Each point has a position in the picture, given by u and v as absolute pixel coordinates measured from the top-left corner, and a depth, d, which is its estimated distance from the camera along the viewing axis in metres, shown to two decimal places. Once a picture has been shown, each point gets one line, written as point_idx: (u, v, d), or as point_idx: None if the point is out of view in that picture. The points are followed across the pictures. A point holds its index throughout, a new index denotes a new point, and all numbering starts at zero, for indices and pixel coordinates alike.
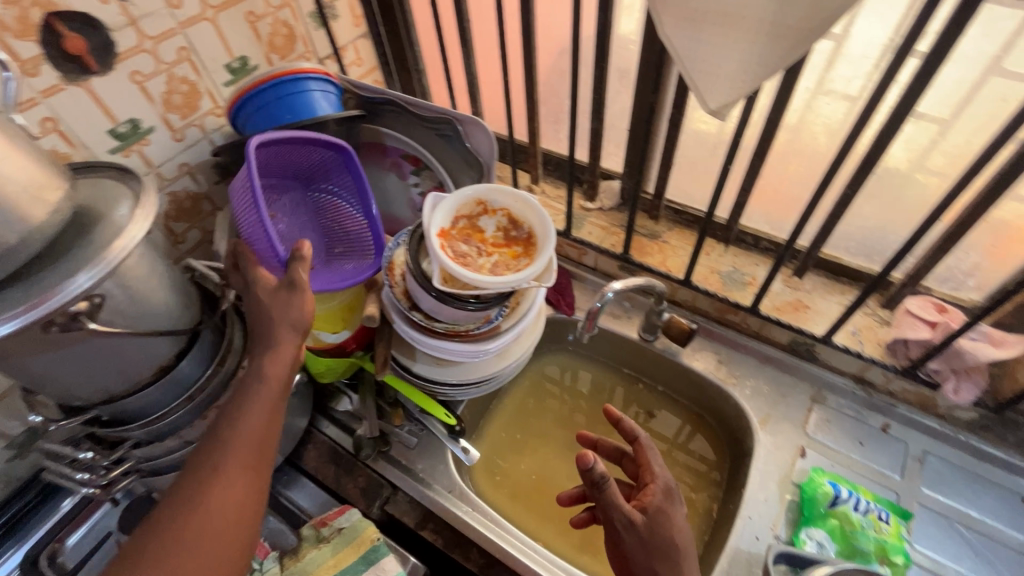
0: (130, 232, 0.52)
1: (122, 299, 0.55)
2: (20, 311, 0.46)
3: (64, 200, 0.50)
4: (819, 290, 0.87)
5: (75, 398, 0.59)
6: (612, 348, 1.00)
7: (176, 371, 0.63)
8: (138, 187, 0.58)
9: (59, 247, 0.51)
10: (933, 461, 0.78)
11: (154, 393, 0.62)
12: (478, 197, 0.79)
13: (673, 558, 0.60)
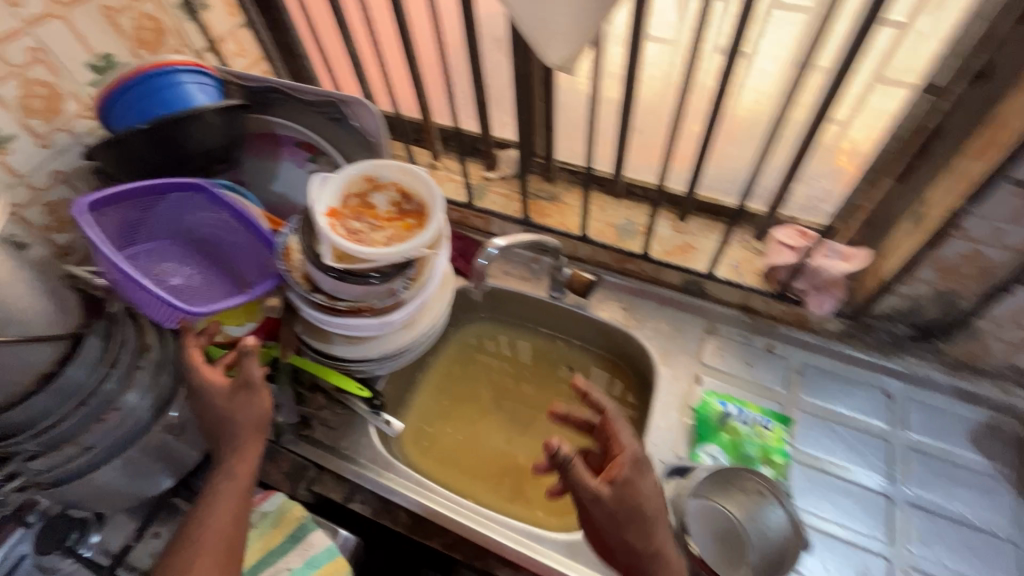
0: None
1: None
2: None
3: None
4: (704, 231, 0.93)
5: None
6: (529, 311, 1.04)
7: (60, 377, 0.62)
8: None
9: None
10: (810, 371, 0.87)
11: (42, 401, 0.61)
12: (366, 174, 0.80)
13: (642, 520, 0.61)
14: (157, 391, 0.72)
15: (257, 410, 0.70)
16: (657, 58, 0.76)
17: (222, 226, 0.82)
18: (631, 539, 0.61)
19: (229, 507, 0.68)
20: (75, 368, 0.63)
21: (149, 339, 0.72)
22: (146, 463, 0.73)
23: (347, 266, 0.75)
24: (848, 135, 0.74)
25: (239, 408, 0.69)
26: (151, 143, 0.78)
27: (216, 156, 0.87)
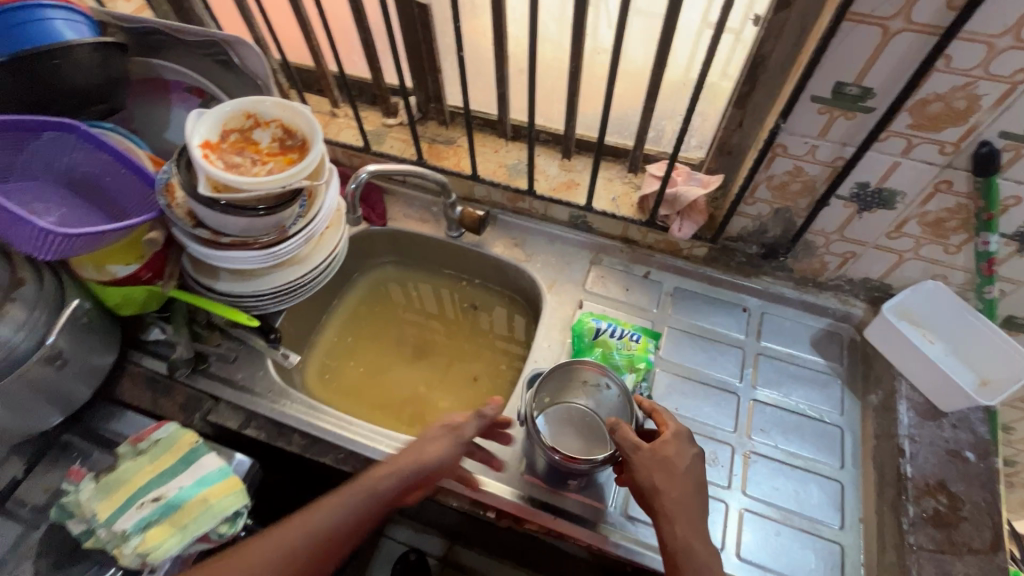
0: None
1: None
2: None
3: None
4: (587, 169, 1.00)
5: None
6: (431, 253, 1.09)
7: None
8: None
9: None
10: (681, 293, 0.96)
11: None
12: (246, 110, 0.81)
13: (672, 477, 0.65)
14: (33, 325, 0.72)
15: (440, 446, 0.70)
16: None
17: (91, 163, 0.82)
18: (663, 488, 0.64)
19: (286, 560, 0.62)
20: None
21: (22, 274, 0.73)
22: (28, 396, 0.74)
23: (227, 198, 0.76)
24: None
25: (436, 446, 0.71)
26: (16, 78, 0.76)
27: (92, 96, 0.86)
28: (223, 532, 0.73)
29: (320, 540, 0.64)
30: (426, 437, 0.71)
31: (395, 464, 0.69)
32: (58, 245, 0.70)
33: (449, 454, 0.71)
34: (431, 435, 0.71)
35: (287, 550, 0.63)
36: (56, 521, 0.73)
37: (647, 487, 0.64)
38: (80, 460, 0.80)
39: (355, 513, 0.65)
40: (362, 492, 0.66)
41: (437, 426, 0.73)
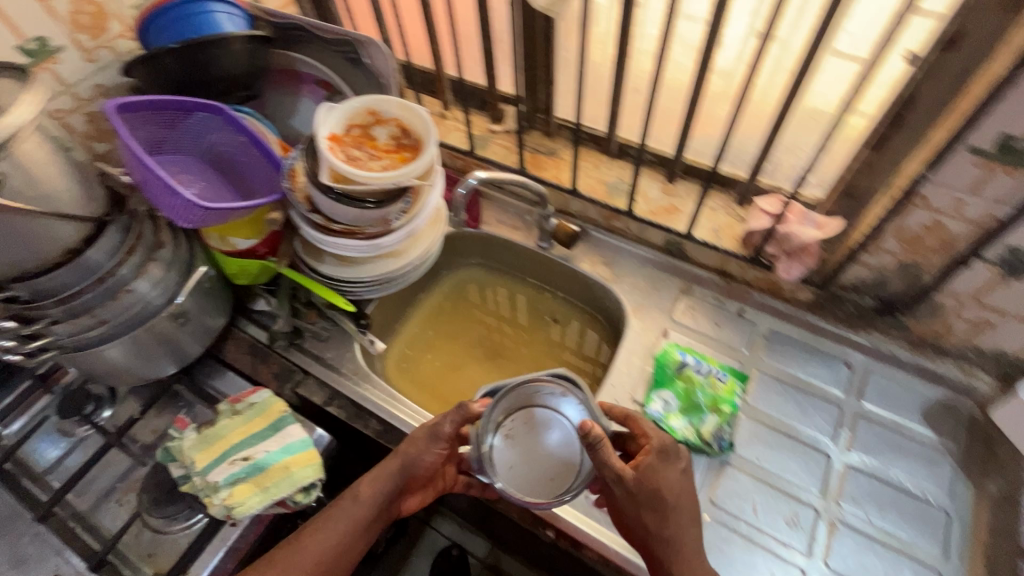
0: (17, 114, 0.60)
1: (19, 179, 0.63)
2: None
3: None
4: (690, 195, 0.96)
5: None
6: (518, 261, 1.10)
7: (82, 254, 0.71)
8: (33, 82, 0.65)
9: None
10: (776, 337, 0.90)
11: (67, 274, 0.70)
12: (369, 107, 0.86)
13: (662, 508, 0.66)
14: (167, 284, 0.80)
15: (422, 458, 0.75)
16: (650, 23, 0.80)
17: (232, 145, 0.90)
18: (652, 526, 0.67)
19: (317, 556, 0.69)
20: (96, 249, 0.72)
21: (164, 238, 0.81)
22: (154, 347, 0.82)
23: (344, 188, 0.81)
24: (829, 107, 0.75)
25: (414, 451, 0.75)
26: (181, 63, 0.85)
27: (237, 83, 0.95)
28: (298, 499, 0.77)
29: (348, 532, 0.71)
30: (405, 445, 0.76)
31: (376, 473, 0.75)
32: (198, 218, 0.78)
33: (429, 462, 0.75)
34: (412, 446, 0.75)
35: (319, 548, 0.70)
36: (162, 462, 0.81)
37: (634, 516, 0.67)
38: (185, 410, 0.88)
39: (364, 512, 0.73)
40: (365, 501, 0.73)
41: (417, 438, 0.75)
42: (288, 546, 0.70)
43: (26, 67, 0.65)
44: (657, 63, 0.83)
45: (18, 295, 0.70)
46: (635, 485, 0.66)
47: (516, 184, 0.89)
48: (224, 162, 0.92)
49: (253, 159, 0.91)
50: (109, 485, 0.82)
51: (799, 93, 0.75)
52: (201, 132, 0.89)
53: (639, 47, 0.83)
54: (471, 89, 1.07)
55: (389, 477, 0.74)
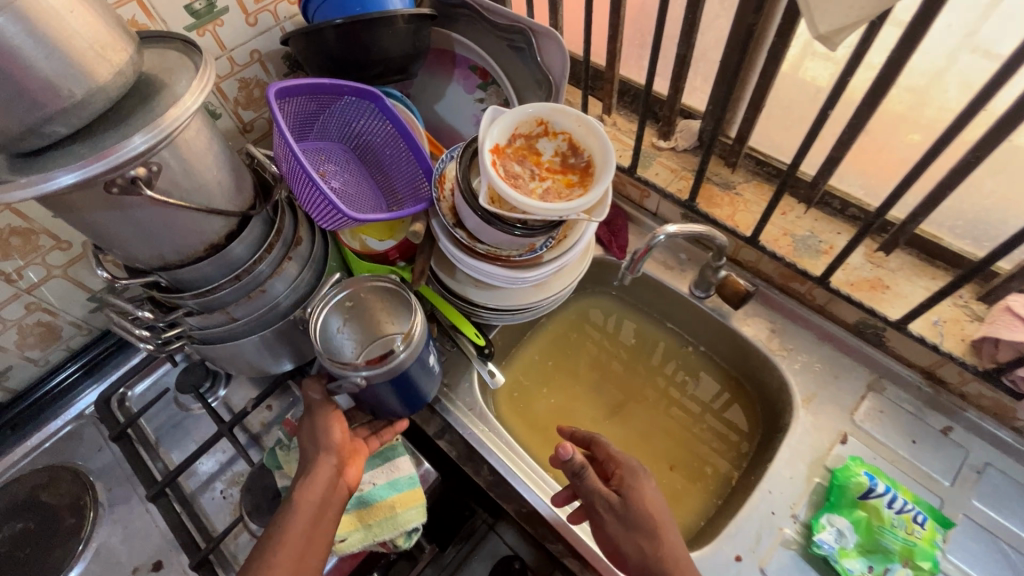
0: (186, 102, 0.53)
1: (178, 171, 0.57)
2: (79, 165, 0.49)
3: (129, 64, 0.52)
4: (906, 272, 0.77)
5: (135, 260, 0.63)
6: (659, 301, 0.96)
7: (225, 250, 0.66)
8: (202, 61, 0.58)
9: (122, 110, 0.53)
10: (992, 475, 0.71)
11: (207, 268, 0.66)
12: (539, 116, 0.74)
13: (654, 532, 0.61)
14: (299, 285, 0.75)
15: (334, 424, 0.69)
16: None
17: (379, 135, 0.82)
18: (649, 550, 0.60)
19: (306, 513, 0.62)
20: (238, 245, 0.67)
21: (301, 234, 0.75)
22: (276, 345, 0.78)
23: (497, 211, 0.70)
24: None
25: (313, 435, 0.68)
26: (342, 41, 0.77)
27: (394, 66, 0.85)
28: (398, 543, 0.71)
29: (304, 515, 0.62)
30: (304, 429, 0.69)
31: (307, 463, 0.66)
32: (340, 222, 0.71)
33: (337, 425, 0.69)
34: (308, 429, 0.69)
35: (289, 541, 0.60)
36: (267, 465, 0.77)
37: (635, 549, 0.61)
38: (293, 408, 0.86)
39: (314, 490, 0.64)
40: (308, 484, 0.64)
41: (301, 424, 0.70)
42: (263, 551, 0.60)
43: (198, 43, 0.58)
44: None
45: (160, 282, 0.67)
46: (615, 500, 0.63)
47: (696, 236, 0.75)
48: (368, 152, 0.84)
49: (399, 153, 0.82)
50: (215, 472, 0.81)
51: None
52: (350, 117, 0.81)
53: None
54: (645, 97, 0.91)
55: (325, 455, 0.66)
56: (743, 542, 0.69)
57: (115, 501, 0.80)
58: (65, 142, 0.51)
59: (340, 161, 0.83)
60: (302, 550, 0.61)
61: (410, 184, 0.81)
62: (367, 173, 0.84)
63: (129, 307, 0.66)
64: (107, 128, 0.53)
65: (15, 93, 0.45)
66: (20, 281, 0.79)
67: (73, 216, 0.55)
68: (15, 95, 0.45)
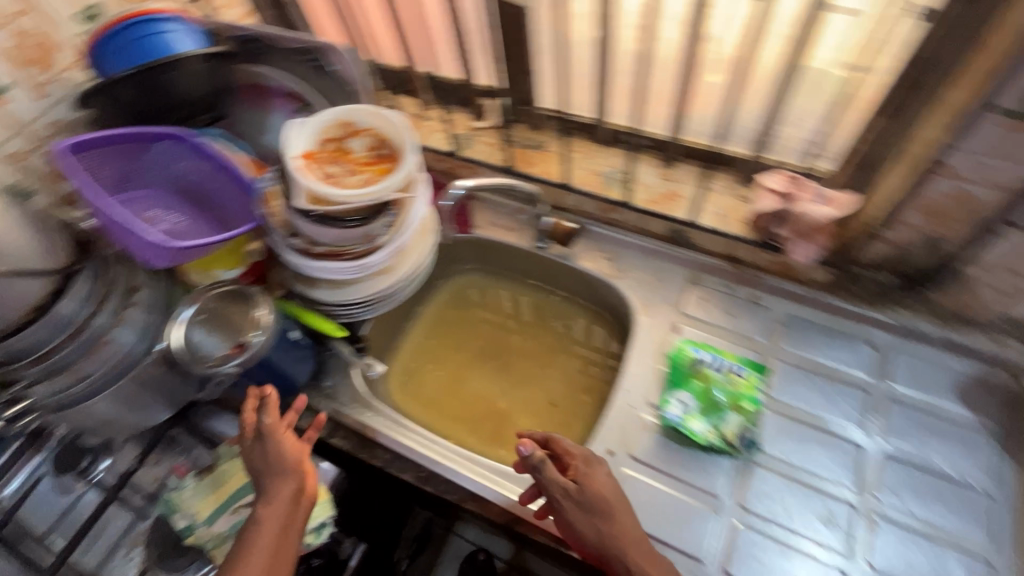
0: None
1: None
2: None
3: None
4: (690, 179, 0.91)
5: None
6: (517, 263, 1.05)
7: (51, 310, 0.67)
8: None
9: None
10: (794, 323, 0.85)
11: (38, 332, 0.67)
12: (341, 118, 0.81)
13: (607, 511, 0.66)
14: (149, 327, 0.76)
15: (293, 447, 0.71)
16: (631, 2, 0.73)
17: (201, 173, 0.84)
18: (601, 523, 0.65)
19: (272, 529, 0.65)
20: (65, 302, 0.68)
21: (138, 280, 0.76)
22: (143, 395, 0.78)
23: (323, 209, 0.76)
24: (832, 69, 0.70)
25: (277, 452, 0.70)
26: (136, 92, 0.80)
27: (202, 105, 0.89)
28: (308, 541, 0.74)
29: (271, 534, 0.64)
30: (265, 448, 0.71)
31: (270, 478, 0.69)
32: (167, 258, 0.74)
33: (293, 445, 0.72)
34: (272, 449, 0.70)
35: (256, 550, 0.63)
36: (164, 514, 0.77)
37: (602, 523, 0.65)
38: (184, 455, 0.85)
39: (281, 506, 0.66)
40: (280, 498, 0.67)
41: (255, 443, 0.72)
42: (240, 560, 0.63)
43: None
44: (643, 40, 0.77)
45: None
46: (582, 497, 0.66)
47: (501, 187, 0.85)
48: (197, 191, 0.86)
49: (224, 184, 0.84)
50: (111, 544, 0.78)
51: (800, 61, 0.70)
52: (167, 161, 0.83)
53: (621, 27, 0.77)
54: (449, 86, 1.01)
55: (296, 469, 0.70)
56: (613, 436, 0.78)
57: None
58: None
59: (170, 205, 0.86)
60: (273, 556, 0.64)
61: (241, 210, 0.84)
62: (201, 210, 0.87)
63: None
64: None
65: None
66: None
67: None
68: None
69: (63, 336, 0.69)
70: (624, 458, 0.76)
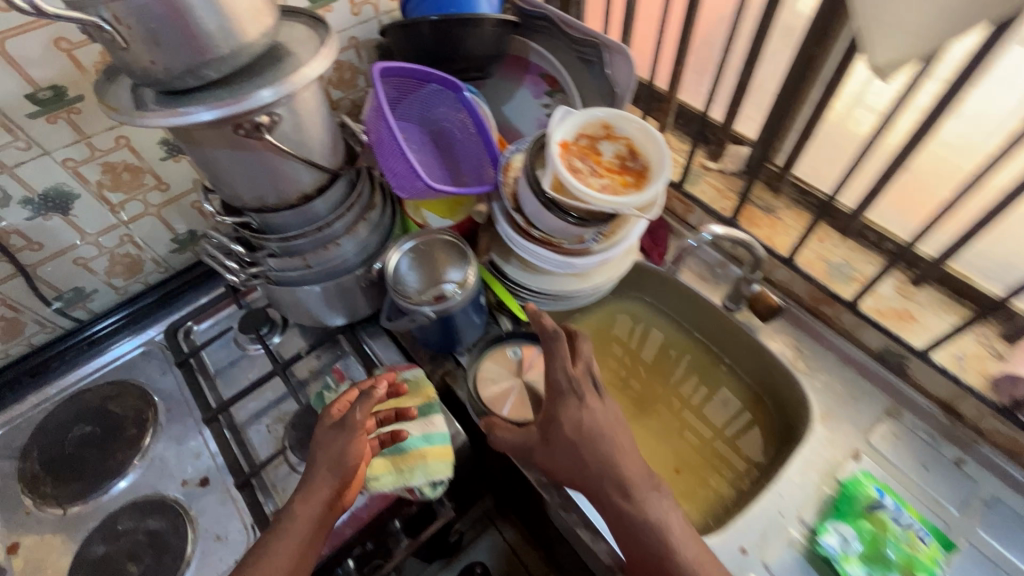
0: (312, 69, 0.60)
1: (290, 129, 0.65)
2: (218, 107, 0.56)
3: (265, 31, 0.60)
4: (934, 306, 0.81)
5: (237, 204, 0.72)
6: (694, 309, 1.00)
7: (311, 203, 0.73)
8: (323, 36, 0.66)
9: (253, 69, 0.61)
10: (1001, 511, 0.73)
11: (289, 217, 0.74)
12: (604, 121, 0.82)
13: (577, 448, 0.71)
14: (367, 245, 0.83)
15: (346, 447, 0.70)
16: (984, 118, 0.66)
17: (464, 129, 0.92)
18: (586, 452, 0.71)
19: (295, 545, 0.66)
20: (323, 202, 0.74)
21: (375, 201, 0.83)
22: (339, 299, 0.85)
23: (559, 198, 0.77)
24: None
25: (337, 437, 0.70)
26: (432, 35, 0.87)
27: (473, 65, 0.94)
28: (425, 492, 0.76)
29: (303, 527, 0.67)
30: (326, 437, 0.71)
31: (271, 558, 0.64)
32: (420, 188, 0.79)
33: (360, 446, 0.71)
34: (327, 433, 0.71)
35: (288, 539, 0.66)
36: (315, 406, 0.84)
37: (563, 444, 0.72)
38: (342, 360, 0.92)
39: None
40: (287, 512, 0.68)
41: (324, 424, 0.73)
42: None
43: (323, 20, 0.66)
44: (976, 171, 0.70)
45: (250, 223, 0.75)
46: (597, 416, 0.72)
47: (741, 241, 0.84)
48: (448, 136, 0.93)
49: (477, 144, 0.91)
50: (263, 407, 0.88)
51: None
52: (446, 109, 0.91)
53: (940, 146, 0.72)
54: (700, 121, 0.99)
55: (318, 497, 0.68)
56: (750, 535, 0.73)
57: (173, 417, 0.86)
58: (212, 87, 0.60)
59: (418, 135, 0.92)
60: (299, 551, 0.66)
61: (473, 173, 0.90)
62: (443, 155, 0.93)
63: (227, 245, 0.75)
64: (243, 79, 0.61)
65: (170, 38, 0.53)
66: (121, 213, 0.91)
67: (205, 154, 0.64)
68: (172, 42, 0.53)
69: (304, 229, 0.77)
70: (754, 563, 0.71)
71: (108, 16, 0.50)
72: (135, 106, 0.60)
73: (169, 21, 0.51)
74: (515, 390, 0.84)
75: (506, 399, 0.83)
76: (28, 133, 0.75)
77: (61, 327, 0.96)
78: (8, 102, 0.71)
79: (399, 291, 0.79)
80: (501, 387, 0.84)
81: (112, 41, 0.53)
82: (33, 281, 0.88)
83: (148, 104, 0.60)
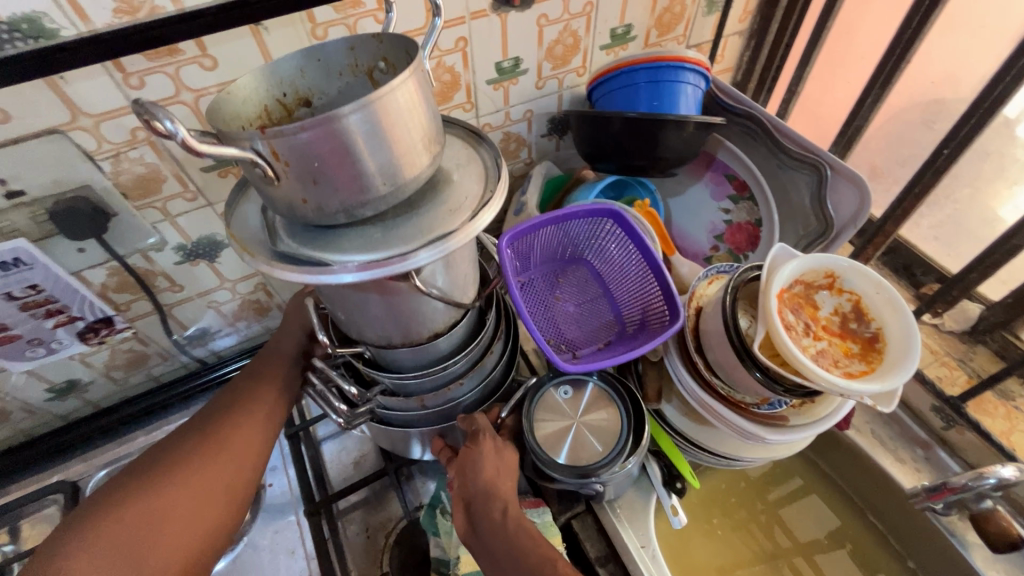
0: (478, 217, 0.49)
1: (439, 269, 0.55)
2: (365, 266, 0.46)
3: (431, 162, 0.50)
4: None
5: (356, 335, 0.63)
6: (872, 486, 0.82)
7: (439, 340, 0.64)
8: (490, 158, 0.56)
9: (410, 204, 0.52)
10: None
11: (409, 354, 0.64)
12: (829, 268, 0.67)
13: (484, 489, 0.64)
14: (486, 377, 0.73)
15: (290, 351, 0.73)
16: None
17: (626, 253, 0.79)
18: (489, 499, 0.63)
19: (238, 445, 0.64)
20: (450, 337, 0.65)
21: (499, 330, 0.74)
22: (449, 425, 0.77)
23: (767, 361, 0.63)
24: None
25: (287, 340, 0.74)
26: (630, 133, 0.77)
27: (662, 166, 0.82)
28: None
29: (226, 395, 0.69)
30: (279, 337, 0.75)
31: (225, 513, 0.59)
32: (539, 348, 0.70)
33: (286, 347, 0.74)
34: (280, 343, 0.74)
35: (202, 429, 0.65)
36: (424, 525, 0.74)
37: (471, 484, 0.65)
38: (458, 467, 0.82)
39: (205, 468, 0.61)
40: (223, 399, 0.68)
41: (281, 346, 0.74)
42: (113, 512, 0.56)
43: (496, 145, 0.56)
44: None
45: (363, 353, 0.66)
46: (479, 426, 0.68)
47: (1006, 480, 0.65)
48: (614, 266, 0.82)
49: (644, 271, 0.78)
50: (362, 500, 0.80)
51: None
52: (601, 236, 0.80)
53: None
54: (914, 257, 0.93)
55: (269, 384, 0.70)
56: None
57: (274, 495, 0.82)
58: (359, 225, 0.50)
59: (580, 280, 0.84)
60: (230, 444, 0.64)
61: (649, 306, 0.77)
62: (615, 290, 0.82)
63: (337, 380, 0.66)
64: (396, 214, 0.52)
65: (328, 176, 0.44)
66: None
67: (334, 290, 0.55)
68: (329, 181, 0.44)
69: (422, 365, 0.67)
70: None
71: (263, 149, 0.42)
72: (266, 234, 0.52)
73: (333, 159, 0.43)
74: (572, 430, 0.70)
75: (562, 441, 0.69)
76: (198, 184, 0.71)
77: (179, 362, 0.93)
78: (187, 155, 0.67)
79: (527, 428, 0.70)
80: (554, 427, 0.70)
81: (260, 175, 0.44)
82: (165, 320, 0.85)
83: (281, 236, 0.51)
